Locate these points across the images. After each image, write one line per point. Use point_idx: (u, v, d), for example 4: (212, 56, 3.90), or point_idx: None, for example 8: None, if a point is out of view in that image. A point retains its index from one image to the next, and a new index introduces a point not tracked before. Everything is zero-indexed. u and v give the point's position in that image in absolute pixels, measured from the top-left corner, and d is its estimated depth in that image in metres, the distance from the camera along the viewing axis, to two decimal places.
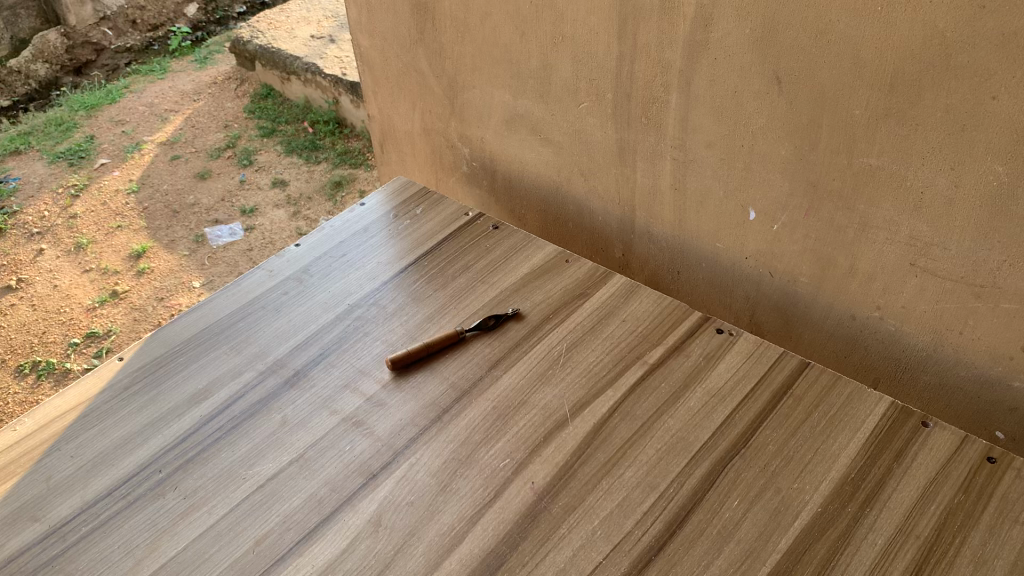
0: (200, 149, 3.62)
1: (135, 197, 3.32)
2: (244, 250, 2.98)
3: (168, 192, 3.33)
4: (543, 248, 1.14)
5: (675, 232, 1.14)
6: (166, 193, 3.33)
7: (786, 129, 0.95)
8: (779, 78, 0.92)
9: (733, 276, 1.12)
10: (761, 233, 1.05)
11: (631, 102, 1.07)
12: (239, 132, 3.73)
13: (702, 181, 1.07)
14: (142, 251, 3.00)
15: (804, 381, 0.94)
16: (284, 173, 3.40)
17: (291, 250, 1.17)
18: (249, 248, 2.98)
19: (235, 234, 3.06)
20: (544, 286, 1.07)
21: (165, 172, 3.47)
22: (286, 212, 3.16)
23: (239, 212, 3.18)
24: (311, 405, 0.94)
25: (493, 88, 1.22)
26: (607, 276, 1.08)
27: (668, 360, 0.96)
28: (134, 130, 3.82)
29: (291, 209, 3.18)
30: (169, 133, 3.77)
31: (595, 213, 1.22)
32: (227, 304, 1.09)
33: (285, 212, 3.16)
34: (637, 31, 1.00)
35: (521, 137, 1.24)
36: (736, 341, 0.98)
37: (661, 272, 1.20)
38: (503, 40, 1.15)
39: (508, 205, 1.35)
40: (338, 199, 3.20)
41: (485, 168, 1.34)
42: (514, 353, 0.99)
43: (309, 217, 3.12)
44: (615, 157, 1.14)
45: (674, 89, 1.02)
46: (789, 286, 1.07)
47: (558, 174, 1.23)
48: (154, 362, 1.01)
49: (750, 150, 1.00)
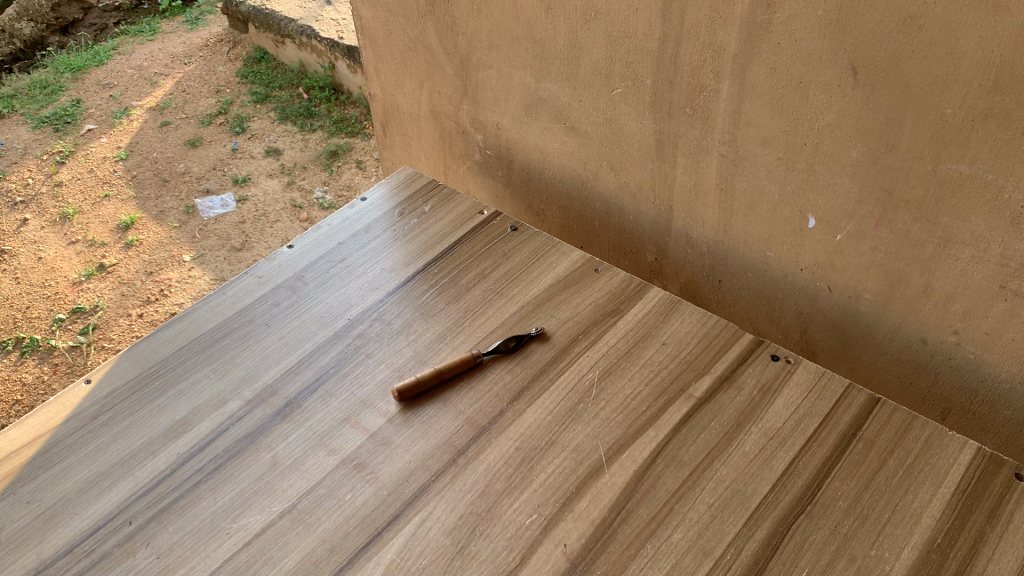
0: (191, 115, 3.46)
1: (123, 165, 3.16)
2: (236, 223, 2.83)
3: (157, 160, 3.17)
4: (570, 254, 1.00)
5: (718, 237, 1.01)
6: (155, 161, 3.17)
7: (860, 127, 0.82)
8: (854, 69, 0.79)
9: (784, 290, 0.99)
10: (821, 243, 0.92)
11: (673, 90, 0.93)
12: (231, 98, 3.56)
13: (754, 182, 0.93)
14: (130, 222, 2.84)
15: (875, 421, 0.81)
16: (278, 141, 3.24)
17: (283, 253, 1.03)
18: (241, 221, 2.83)
19: (227, 206, 2.91)
20: (571, 300, 0.94)
21: (154, 138, 3.31)
22: (279, 183, 3.01)
23: (231, 182, 3.03)
24: (306, 444, 0.82)
25: (511, 69, 1.08)
26: (643, 289, 0.95)
27: (716, 393, 0.84)
28: (122, 94, 3.65)
29: (285, 179, 3.03)
30: (159, 98, 3.60)
31: (626, 212, 1.09)
32: (210, 316, 0.96)
33: (279, 183, 3.01)
34: (686, 9, 0.86)
35: (542, 125, 1.10)
36: (794, 371, 0.86)
37: (699, 280, 1.07)
38: (526, 15, 1.01)
39: (526, 199, 1.21)
40: (334, 169, 3.05)
41: (500, 157, 1.20)
42: (539, 381, 0.86)
43: (304, 189, 2.97)
44: (652, 151, 1.00)
45: (725, 77, 0.88)
46: (850, 303, 0.94)
47: (585, 167, 1.09)
48: (126, 387, 0.89)
49: (813, 150, 0.87)
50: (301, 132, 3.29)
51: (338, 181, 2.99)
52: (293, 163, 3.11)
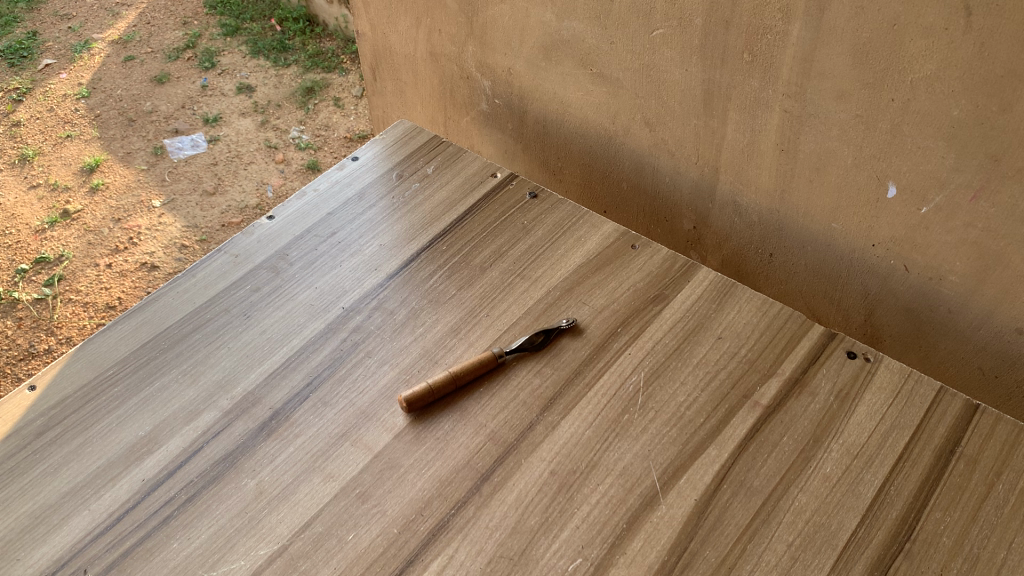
0: (156, 47, 3.20)
1: (86, 103, 2.92)
2: (207, 164, 2.59)
3: (122, 98, 2.92)
4: (601, 227, 0.86)
5: (772, 205, 0.87)
6: (118, 98, 2.93)
7: (966, 81, 0.67)
8: (967, 9, 0.63)
9: (849, 267, 0.85)
10: (901, 216, 0.78)
11: (729, 31, 0.78)
12: (198, 29, 3.30)
13: (823, 143, 0.79)
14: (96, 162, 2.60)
15: (975, 434, 0.68)
16: (251, 78, 2.99)
17: (262, 225, 0.88)
18: (213, 163, 2.60)
19: (197, 147, 2.67)
20: (606, 283, 0.80)
21: (116, 74, 3.06)
22: (253, 122, 2.77)
23: (202, 121, 2.78)
24: (296, 467, 0.68)
25: (527, 4, 0.92)
26: (690, 270, 0.81)
27: (786, 400, 0.71)
28: (82, 27, 3.38)
29: (260, 120, 2.78)
30: (122, 31, 3.33)
31: (662, 174, 0.94)
32: (178, 305, 0.81)
33: (252, 121, 2.77)
34: None
35: (564, 71, 0.94)
36: (875, 372, 0.72)
37: (745, 253, 0.93)
38: None
39: (541, 156, 1.06)
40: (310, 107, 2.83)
41: (511, 107, 1.04)
42: (575, 387, 0.72)
43: (278, 129, 2.74)
44: (697, 104, 0.85)
45: (796, 17, 0.73)
46: (931, 285, 0.80)
47: (613, 121, 0.94)
48: (77, 394, 0.74)
49: (902, 108, 0.72)
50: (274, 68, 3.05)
51: (316, 119, 2.78)
52: (267, 100, 2.87)
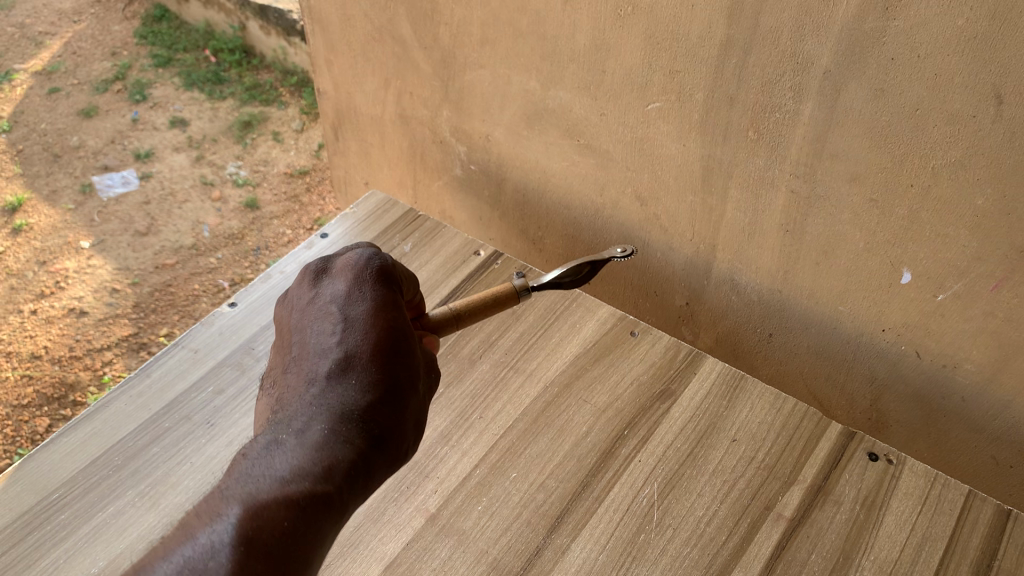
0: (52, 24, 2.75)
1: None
2: (137, 201, 2.03)
3: (29, 111, 2.36)
4: (596, 311, 0.81)
5: (774, 285, 0.83)
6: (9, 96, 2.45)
7: (992, 170, 0.63)
8: (1000, 97, 0.59)
9: (855, 352, 0.81)
10: (914, 303, 0.74)
11: (733, 108, 0.73)
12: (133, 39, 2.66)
13: (832, 226, 0.75)
14: (21, 200, 2.05)
15: (1011, 545, 0.63)
16: (206, 125, 2.28)
17: (224, 313, 0.80)
18: (146, 199, 2.03)
19: (126, 184, 2.08)
20: (608, 377, 0.76)
21: (14, 56, 2.62)
22: (186, 157, 2.17)
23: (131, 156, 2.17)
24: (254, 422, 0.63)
25: (510, 71, 0.87)
26: (695, 361, 0.76)
27: (809, 512, 0.65)
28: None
29: (191, 152, 2.20)
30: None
31: (652, 248, 0.90)
32: (133, 410, 0.72)
33: (185, 157, 2.17)
34: (763, 8, 0.66)
35: (547, 140, 0.90)
36: (899, 476, 0.68)
37: (742, 332, 0.89)
38: (534, 7, 0.80)
39: (520, 225, 1.02)
40: (247, 139, 2.24)
41: (489, 174, 0.99)
42: (583, 502, 0.66)
43: (215, 164, 2.16)
44: (695, 179, 0.80)
45: (808, 97, 0.69)
46: (945, 372, 0.76)
47: (601, 193, 0.89)
48: (15, 524, 0.64)
49: (922, 194, 0.68)
50: (186, 87, 2.44)
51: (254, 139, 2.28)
52: (201, 134, 2.25)
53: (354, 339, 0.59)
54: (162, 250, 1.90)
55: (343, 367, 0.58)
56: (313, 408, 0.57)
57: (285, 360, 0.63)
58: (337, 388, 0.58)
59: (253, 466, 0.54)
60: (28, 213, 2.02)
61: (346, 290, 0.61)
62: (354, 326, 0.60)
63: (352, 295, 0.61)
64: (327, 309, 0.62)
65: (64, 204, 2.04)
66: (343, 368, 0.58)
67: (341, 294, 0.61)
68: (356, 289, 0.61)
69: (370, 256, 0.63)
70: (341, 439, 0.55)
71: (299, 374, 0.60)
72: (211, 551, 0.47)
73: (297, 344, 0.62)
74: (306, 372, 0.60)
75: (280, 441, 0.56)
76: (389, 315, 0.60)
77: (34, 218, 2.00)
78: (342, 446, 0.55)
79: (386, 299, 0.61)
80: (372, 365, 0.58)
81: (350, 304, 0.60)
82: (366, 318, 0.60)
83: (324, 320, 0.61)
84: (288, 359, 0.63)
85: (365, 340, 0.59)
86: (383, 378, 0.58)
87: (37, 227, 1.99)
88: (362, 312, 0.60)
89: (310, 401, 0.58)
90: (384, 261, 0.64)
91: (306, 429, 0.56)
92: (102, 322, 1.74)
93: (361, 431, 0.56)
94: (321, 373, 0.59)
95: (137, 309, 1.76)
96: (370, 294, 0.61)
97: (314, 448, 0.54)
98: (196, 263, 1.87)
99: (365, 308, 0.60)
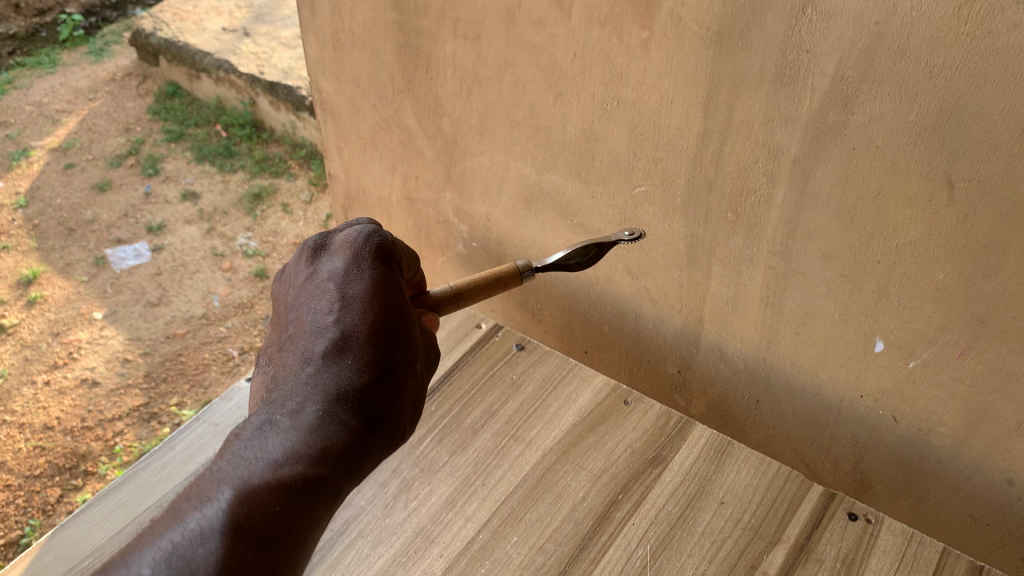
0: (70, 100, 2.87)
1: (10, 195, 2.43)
2: (151, 273, 2.10)
3: (46, 186, 2.46)
4: (592, 380, 0.87)
5: (758, 354, 0.88)
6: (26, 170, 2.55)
7: (949, 248, 0.68)
8: (951, 183, 0.65)
9: (837, 417, 0.86)
10: (888, 370, 0.79)
11: (713, 192, 0.79)
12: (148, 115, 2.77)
13: (809, 299, 0.80)
14: (36, 271, 2.12)
15: None
16: (218, 198, 2.36)
17: (243, 389, 0.86)
18: (158, 271, 2.11)
19: (139, 256, 2.16)
20: (603, 444, 0.80)
21: (32, 131, 2.72)
22: (198, 229, 2.25)
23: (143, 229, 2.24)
24: (256, 391, 0.70)
25: (508, 158, 0.94)
26: (685, 428, 0.81)
27: (793, 570, 0.69)
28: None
29: (203, 224, 2.27)
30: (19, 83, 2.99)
31: (645, 320, 0.95)
32: (158, 481, 0.77)
33: (197, 229, 2.25)
34: (735, 104, 0.73)
35: (544, 220, 0.96)
36: (878, 534, 0.72)
37: (731, 398, 0.94)
38: (529, 100, 0.87)
39: (520, 297, 1.08)
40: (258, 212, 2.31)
41: (490, 250, 1.06)
42: (579, 563, 0.70)
43: (226, 235, 2.23)
44: (681, 257, 0.86)
45: (780, 182, 0.75)
46: (921, 434, 0.80)
47: (595, 269, 0.96)
48: None
49: (888, 269, 0.73)
50: (198, 160, 2.53)
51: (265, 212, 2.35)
52: (212, 206, 2.33)
53: (350, 319, 0.65)
54: (173, 320, 1.96)
55: (339, 347, 0.65)
56: (311, 385, 0.64)
57: (287, 334, 0.69)
58: (332, 367, 0.64)
59: (257, 438, 0.60)
60: (43, 285, 2.09)
61: (346, 269, 0.67)
62: (351, 305, 0.66)
63: (350, 275, 0.67)
64: (327, 286, 0.68)
65: (77, 276, 2.11)
66: (339, 348, 0.65)
67: (340, 272, 0.67)
68: (354, 269, 0.67)
69: (369, 236, 0.69)
70: (334, 415, 0.62)
71: (299, 349, 0.66)
72: (203, 530, 0.53)
73: (298, 320, 0.69)
74: (304, 349, 0.66)
75: (279, 416, 0.62)
76: (383, 295, 0.67)
77: (49, 290, 2.07)
78: (334, 422, 0.62)
79: (381, 278, 0.67)
80: (366, 346, 0.65)
81: (349, 283, 0.67)
82: (362, 299, 0.66)
83: (323, 298, 0.67)
84: (289, 332, 0.69)
85: (360, 321, 0.65)
86: (374, 357, 0.65)
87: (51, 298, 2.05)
88: (359, 292, 0.66)
89: (309, 377, 0.64)
90: (381, 240, 0.69)
91: (304, 404, 0.63)
92: (113, 392, 1.78)
93: (352, 408, 0.63)
94: (319, 351, 0.65)
95: (148, 379, 1.81)
96: (368, 273, 0.67)
97: (309, 425, 0.61)
98: (207, 333, 1.93)
99: (363, 287, 0.66)
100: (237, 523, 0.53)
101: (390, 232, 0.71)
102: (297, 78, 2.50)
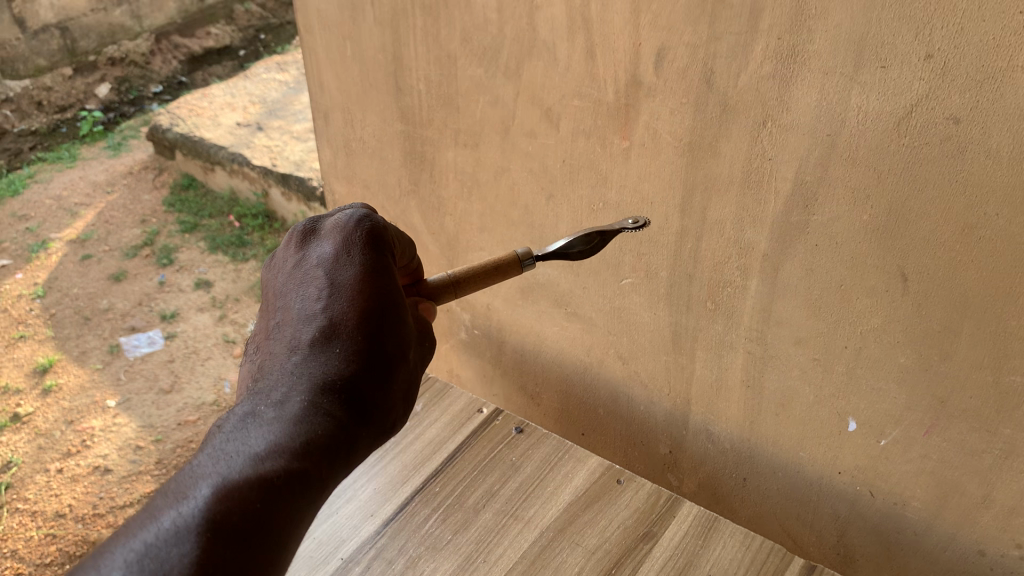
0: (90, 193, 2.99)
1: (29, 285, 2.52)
2: (164, 360, 2.18)
3: (65, 275, 2.55)
4: (586, 461, 0.92)
5: (742, 434, 0.94)
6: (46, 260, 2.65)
7: (907, 333, 0.75)
8: (904, 275, 0.72)
9: (819, 492, 0.91)
10: (862, 447, 0.84)
11: (692, 283, 0.87)
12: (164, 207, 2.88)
13: (786, 382, 0.86)
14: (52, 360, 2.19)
15: None
16: (230, 286, 2.45)
17: None
18: (172, 358, 2.18)
19: (154, 344, 2.23)
20: (596, 521, 0.85)
21: (51, 222, 2.84)
22: (211, 316, 2.33)
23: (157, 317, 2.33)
24: (242, 380, 0.69)
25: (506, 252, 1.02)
26: (674, 505, 0.86)
27: None
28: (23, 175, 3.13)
29: (215, 312, 2.35)
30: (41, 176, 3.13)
31: (636, 402, 1.01)
32: None
33: (211, 317, 2.33)
34: (708, 205, 0.80)
35: (540, 309, 1.04)
36: None
37: (720, 476, 0.99)
38: (524, 200, 0.95)
39: (519, 381, 1.14)
40: None
41: (491, 338, 1.13)
42: None
43: (238, 321, 2.31)
44: (667, 343, 0.93)
45: (753, 275, 0.82)
46: (896, 508, 0.85)
47: (589, 354, 1.02)
48: None
49: (855, 353, 0.79)
50: (212, 249, 2.63)
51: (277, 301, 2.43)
52: (225, 294, 2.41)
53: (338, 307, 0.65)
54: (185, 407, 2.02)
55: (328, 335, 0.65)
56: (298, 374, 0.64)
57: (276, 322, 0.70)
58: (320, 356, 0.64)
59: (239, 433, 0.60)
60: (58, 372, 2.16)
61: (336, 254, 0.67)
62: (340, 292, 0.66)
63: (341, 261, 0.67)
64: (316, 273, 0.68)
65: (92, 364, 2.18)
66: (327, 336, 0.65)
67: (330, 258, 0.68)
68: (345, 255, 0.67)
69: (361, 220, 0.69)
70: (320, 405, 0.62)
71: (287, 338, 0.66)
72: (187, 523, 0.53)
73: (287, 306, 0.69)
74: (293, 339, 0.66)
75: (264, 408, 0.62)
76: (374, 281, 0.66)
77: (64, 377, 2.14)
78: (320, 411, 0.62)
79: (372, 263, 0.67)
80: (354, 334, 0.65)
81: (339, 270, 0.67)
82: (351, 287, 0.66)
83: (314, 286, 0.67)
84: (278, 322, 0.69)
85: (349, 309, 0.65)
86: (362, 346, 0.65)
87: (66, 386, 2.12)
88: (349, 278, 0.66)
89: (297, 367, 0.64)
90: (372, 223, 0.69)
91: (290, 396, 0.62)
92: (125, 479, 1.83)
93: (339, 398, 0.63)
94: (308, 339, 0.65)
95: (159, 465, 1.86)
96: (357, 260, 0.67)
97: (294, 416, 0.61)
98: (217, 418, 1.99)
99: (352, 274, 0.66)
100: (213, 521, 0.53)
101: (382, 216, 0.71)
102: (308, 170, 2.59)
